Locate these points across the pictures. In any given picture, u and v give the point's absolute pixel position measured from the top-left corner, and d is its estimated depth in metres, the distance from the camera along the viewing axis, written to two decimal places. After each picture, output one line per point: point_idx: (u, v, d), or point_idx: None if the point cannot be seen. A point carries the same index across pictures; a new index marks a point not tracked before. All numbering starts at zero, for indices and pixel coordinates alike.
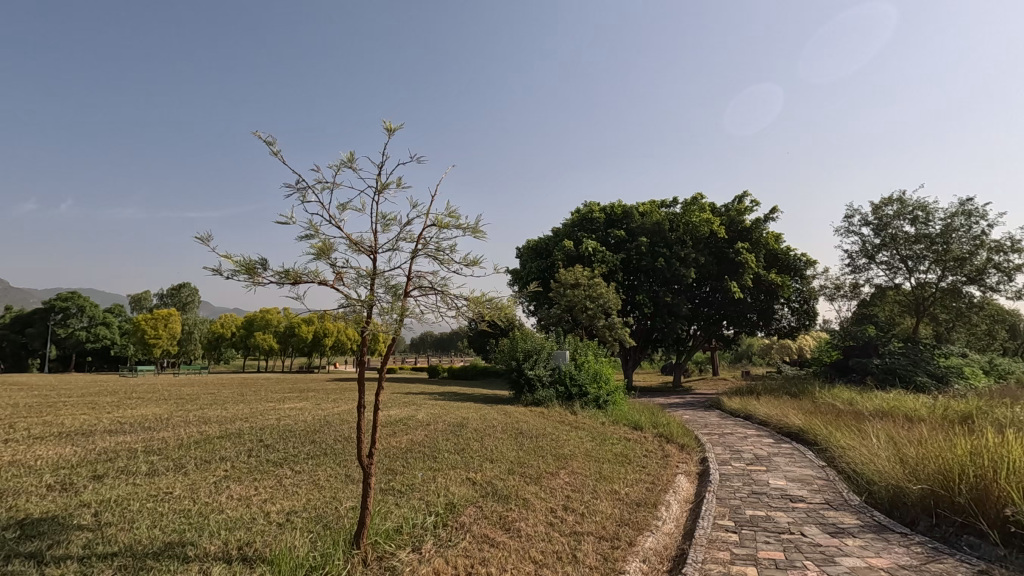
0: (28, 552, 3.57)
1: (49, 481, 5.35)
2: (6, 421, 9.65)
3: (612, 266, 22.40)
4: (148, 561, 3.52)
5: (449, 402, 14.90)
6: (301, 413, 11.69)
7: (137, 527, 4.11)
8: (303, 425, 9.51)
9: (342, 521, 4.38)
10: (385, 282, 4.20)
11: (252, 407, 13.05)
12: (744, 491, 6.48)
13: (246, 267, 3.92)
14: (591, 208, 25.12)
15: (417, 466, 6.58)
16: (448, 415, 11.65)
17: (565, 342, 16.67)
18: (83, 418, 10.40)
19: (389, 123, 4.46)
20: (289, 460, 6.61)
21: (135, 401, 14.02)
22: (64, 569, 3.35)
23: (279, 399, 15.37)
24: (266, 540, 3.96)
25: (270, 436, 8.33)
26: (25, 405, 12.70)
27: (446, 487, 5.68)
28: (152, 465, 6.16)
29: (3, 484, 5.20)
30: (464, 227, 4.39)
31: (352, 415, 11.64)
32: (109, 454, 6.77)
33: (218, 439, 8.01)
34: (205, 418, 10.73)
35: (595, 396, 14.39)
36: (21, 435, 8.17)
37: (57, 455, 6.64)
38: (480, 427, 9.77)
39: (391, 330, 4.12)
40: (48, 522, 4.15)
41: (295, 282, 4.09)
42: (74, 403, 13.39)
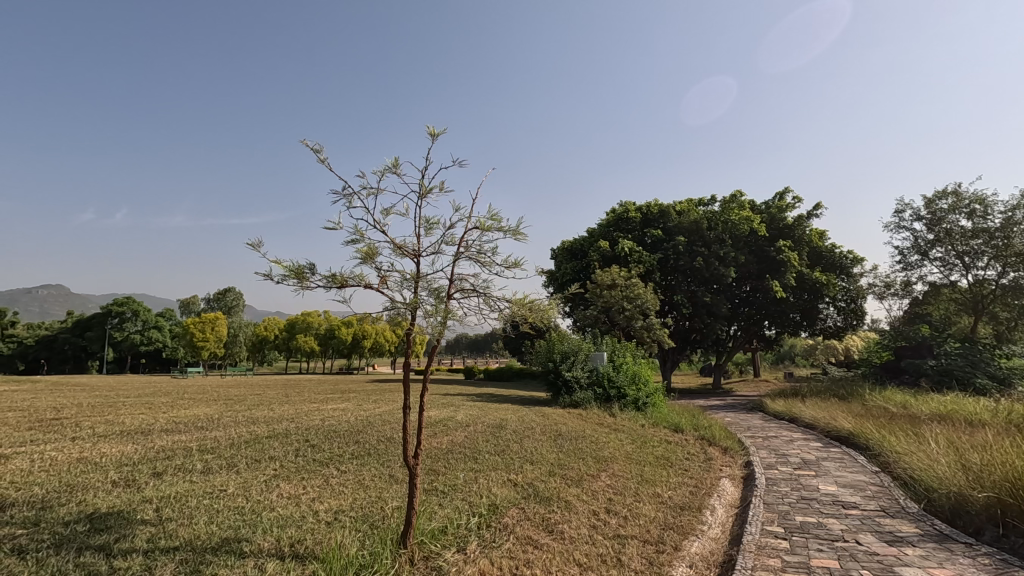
0: (98, 545, 3.77)
1: (114, 478, 5.63)
2: (72, 420, 10.22)
3: (648, 266, 22.09)
4: (207, 556, 3.66)
5: (486, 404, 14.96)
6: (343, 413, 11.97)
7: (195, 523, 4.28)
8: (347, 426, 9.71)
9: (388, 521, 4.45)
10: (428, 285, 4.26)
11: (297, 408, 13.43)
12: (793, 496, 6.29)
13: (296, 272, 4.05)
14: (626, 208, 24.81)
15: (459, 467, 6.65)
16: (487, 417, 11.71)
17: (602, 343, 16.54)
18: (140, 417, 10.89)
19: (433, 129, 4.51)
20: (335, 460, 6.78)
21: (188, 402, 14.58)
22: (132, 562, 3.51)
23: (322, 400, 15.79)
24: (316, 538, 4.06)
25: (316, 436, 8.56)
26: (89, 404, 13.41)
27: (489, 489, 5.70)
28: (207, 464, 6.41)
29: (72, 480, 5.49)
30: (507, 229, 4.42)
31: (393, 415, 11.85)
32: (167, 452, 7.08)
33: (267, 438, 8.27)
34: (253, 418, 11.10)
35: (634, 398, 14.24)
36: (85, 433, 8.61)
37: (120, 452, 6.99)
38: (518, 429, 9.81)
39: (434, 332, 4.18)
40: (115, 516, 4.37)
41: (341, 286, 4.20)
42: (133, 403, 14.05)
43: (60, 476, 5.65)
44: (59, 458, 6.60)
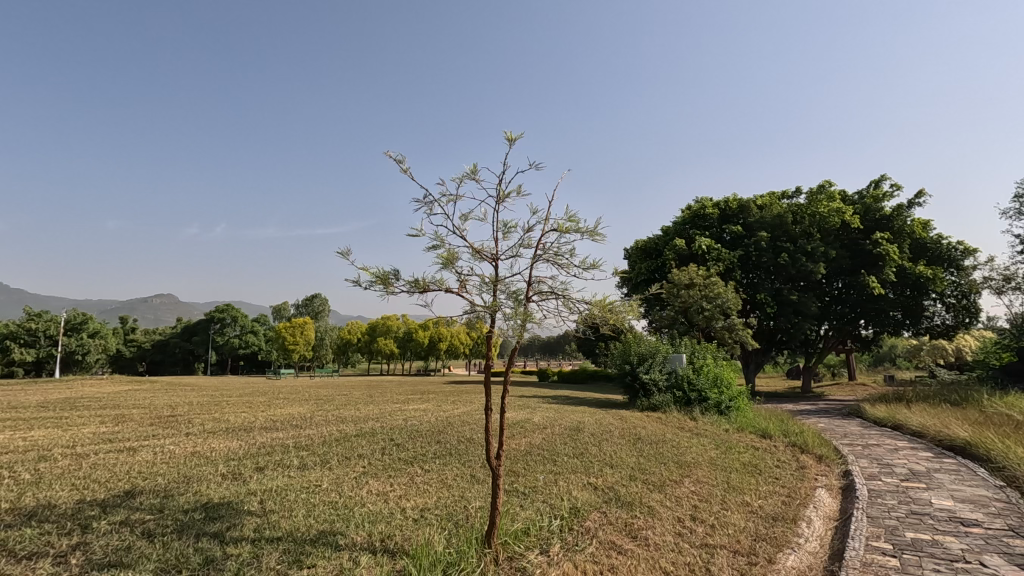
0: (213, 532, 4.12)
1: (223, 471, 6.13)
2: (185, 417, 11.22)
3: (728, 264, 21.17)
4: (308, 547, 3.90)
5: (562, 406, 14.93)
6: (425, 414, 12.35)
7: (295, 515, 4.57)
8: (429, 427, 10.00)
9: (472, 520, 4.54)
10: (507, 289, 4.30)
11: (380, 408, 14.03)
12: (901, 510, 5.78)
13: (382, 278, 4.24)
14: (703, 205, 23.91)
15: (538, 469, 6.66)
16: (564, 419, 11.68)
17: (681, 345, 16.04)
18: (243, 415, 11.79)
19: (509, 135, 4.59)
20: (418, 459, 7.01)
21: (283, 402, 15.60)
22: (242, 549, 3.81)
23: (403, 401, 16.39)
24: (405, 534, 4.22)
25: (400, 435, 8.90)
26: (199, 403, 14.68)
27: (570, 492, 5.66)
28: (302, 460, 6.83)
29: (188, 472, 6.03)
30: (584, 230, 4.40)
31: (472, 416, 12.11)
32: (267, 448, 7.62)
33: (355, 437, 8.70)
34: (342, 417, 11.73)
35: (716, 402, 13.68)
36: (197, 429, 9.45)
37: (228, 448, 7.60)
38: (596, 431, 9.70)
39: (514, 335, 4.23)
40: (225, 506, 4.75)
41: (424, 291, 4.34)
42: (235, 402, 15.23)
43: (179, 468, 6.24)
44: (177, 452, 7.28)
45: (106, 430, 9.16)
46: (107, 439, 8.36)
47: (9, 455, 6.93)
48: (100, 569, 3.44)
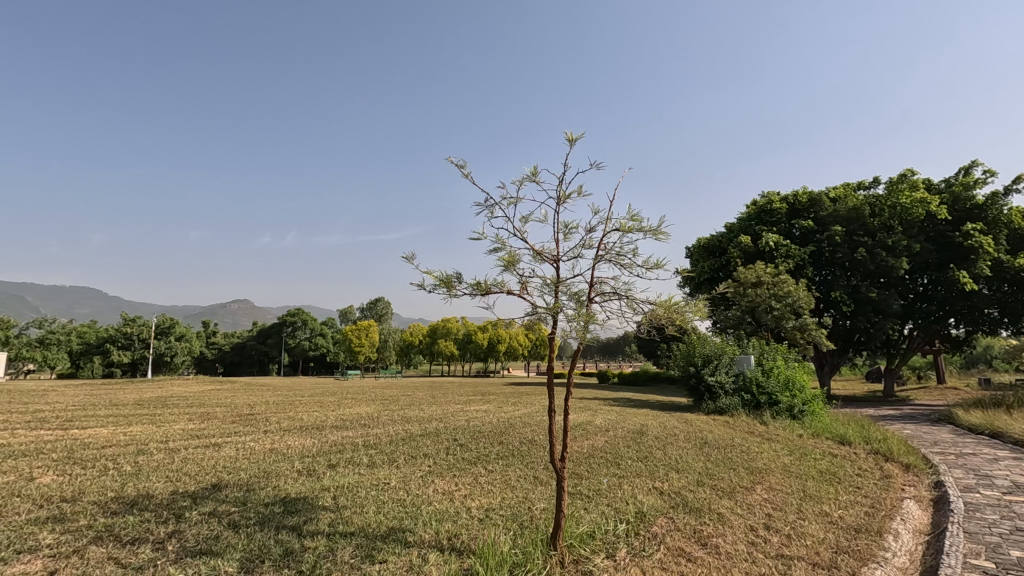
0: (292, 525, 4.33)
1: (299, 467, 6.45)
2: (263, 415, 11.89)
3: (798, 261, 20.15)
4: (379, 543, 4.03)
5: (625, 409, 14.70)
6: (487, 415, 12.50)
7: (366, 511, 4.73)
8: (491, 427, 10.12)
9: (537, 521, 4.55)
10: (568, 290, 4.29)
11: (444, 409, 14.32)
12: (1004, 527, 5.29)
13: (445, 281, 4.33)
14: (770, 199, 22.86)
15: (601, 471, 6.58)
16: (627, 422, 11.50)
17: (748, 346, 15.42)
18: (315, 414, 12.36)
19: (569, 135, 4.58)
20: (481, 459, 7.10)
21: (351, 402, 16.22)
22: (318, 543, 3.99)
23: (465, 402, 16.65)
24: (471, 533, 4.27)
25: (463, 436, 9.05)
26: (275, 402, 15.52)
27: (636, 496, 5.56)
28: (372, 458, 7.07)
29: (267, 467, 6.39)
30: (647, 229, 4.33)
31: (533, 418, 12.13)
32: (338, 446, 7.95)
33: (420, 436, 8.93)
34: (406, 417, 12.06)
35: (788, 406, 13.01)
36: (274, 427, 9.98)
37: (303, 445, 8.00)
38: (661, 435, 9.48)
39: (577, 337, 4.20)
40: (302, 501, 5.00)
41: (485, 293, 4.40)
42: (308, 401, 16.00)
43: (258, 463, 6.62)
44: (257, 448, 7.73)
45: (194, 427, 9.86)
46: (195, 435, 8.99)
47: (112, 448, 7.60)
48: (192, 556, 3.70)
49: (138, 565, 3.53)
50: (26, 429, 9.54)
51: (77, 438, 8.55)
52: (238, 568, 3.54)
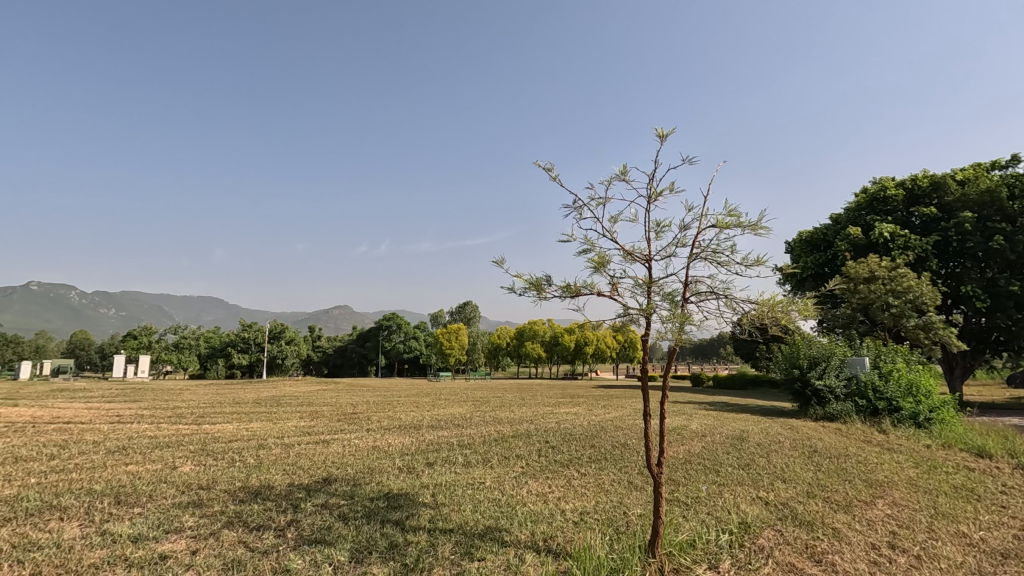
0: (395, 519, 4.56)
1: (400, 465, 6.76)
2: (364, 414, 12.62)
3: (920, 252, 18.25)
4: (477, 540, 4.14)
5: (722, 413, 14.03)
6: (577, 418, 12.44)
7: (463, 510, 4.87)
8: (582, 430, 10.06)
9: (633, 527, 4.45)
10: (661, 290, 4.19)
11: (534, 410, 14.43)
12: None
13: (535, 284, 4.40)
14: (883, 186, 20.85)
15: (700, 478, 6.32)
16: (726, 427, 10.96)
17: (862, 347, 14.15)
18: (412, 414, 12.92)
19: (660, 131, 4.51)
20: (573, 462, 7.06)
21: (444, 403, 16.78)
22: (419, 538, 4.16)
23: (555, 404, 16.65)
24: (566, 536, 4.27)
25: (554, 438, 9.06)
26: (374, 402, 16.42)
27: (738, 505, 5.26)
28: (467, 458, 7.27)
29: (371, 463, 6.76)
30: (746, 225, 4.18)
31: (625, 421, 11.91)
32: (435, 445, 8.25)
33: (512, 438, 9.05)
34: (498, 418, 12.26)
35: (912, 413, 11.79)
36: (375, 426, 10.55)
37: (402, 443, 8.39)
38: (763, 442, 8.94)
39: (671, 338, 4.09)
40: (403, 497, 5.25)
41: (575, 295, 4.42)
42: (404, 402, 16.77)
43: (363, 460, 7.03)
44: (361, 445, 8.21)
45: (304, 424, 10.67)
46: (307, 431, 9.73)
47: (238, 442, 8.41)
48: (309, 544, 3.99)
49: (263, 549, 3.87)
50: (167, 423, 10.78)
51: (209, 432, 9.55)
52: (349, 558, 3.78)
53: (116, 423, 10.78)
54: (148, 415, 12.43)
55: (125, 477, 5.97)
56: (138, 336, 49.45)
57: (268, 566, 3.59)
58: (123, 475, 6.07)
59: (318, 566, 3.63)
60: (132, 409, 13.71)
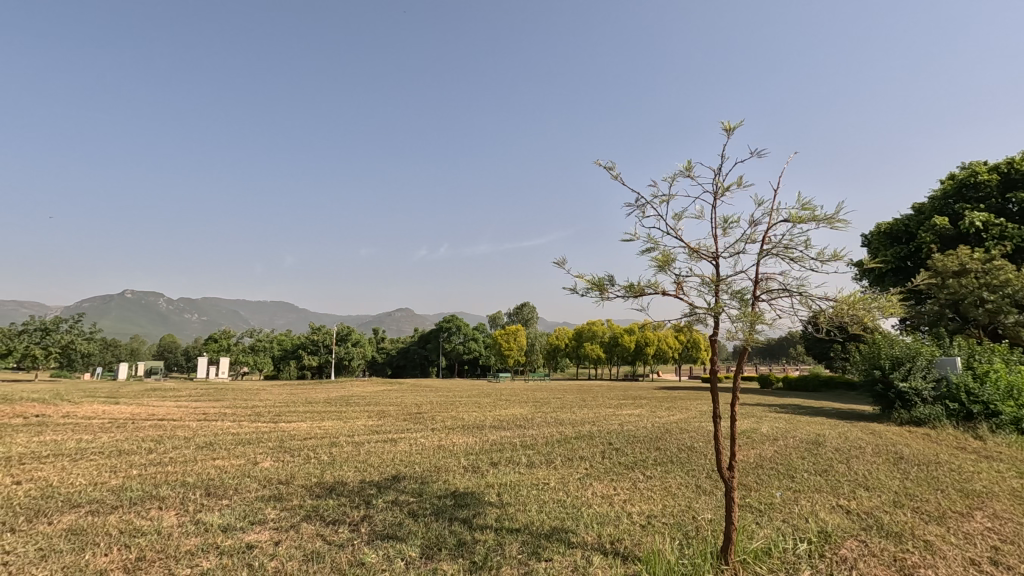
0: (463, 518, 4.65)
1: (465, 464, 6.87)
2: (428, 414, 12.91)
3: (1018, 242, 16.66)
4: (543, 541, 4.14)
5: (795, 416, 13.36)
6: (640, 419, 12.24)
7: (529, 510, 4.90)
8: (646, 432, 9.88)
9: (703, 532, 4.33)
10: (731, 289, 4.07)
11: (596, 412, 14.31)
12: None
13: (597, 284, 4.39)
14: (974, 170, 19.17)
15: (773, 484, 6.05)
16: (799, 430, 10.44)
17: (952, 346, 13.10)
18: (474, 415, 13.11)
19: (727, 123, 4.41)
20: (638, 464, 6.94)
21: (505, 403, 16.91)
22: (486, 537, 4.21)
23: (616, 405, 16.45)
24: (634, 539, 4.21)
25: (617, 440, 8.94)
26: (437, 402, 16.76)
27: (817, 513, 5.00)
28: (530, 458, 7.29)
29: (437, 462, 6.93)
30: (821, 218, 4.00)
31: (690, 423, 11.60)
32: (498, 445, 8.34)
33: (575, 439, 9.01)
34: (559, 419, 12.24)
35: (1013, 418, 10.79)
36: (439, 425, 10.77)
37: (466, 443, 8.53)
38: (842, 447, 8.45)
39: (742, 338, 3.95)
40: (469, 495, 5.35)
41: (639, 295, 4.38)
42: (466, 402, 17.01)
43: (429, 458, 7.22)
44: (428, 444, 8.42)
45: (373, 423, 11.07)
46: (375, 431, 10.08)
47: (312, 440, 8.82)
48: (382, 539, 4.14)
49: (339, 542, 4.05)
50: (248, 421, 11.44)
51: (285, 430, 10.08)
52: (420, 554, 3.89)
53: (203, 420, 11.59)
54: (230, 413, 13.28)
55: (214, 470, 6.40)
56: (219, 339, 52.83)
57: (345, 559, 3.76)
58: (212, 469, 6.51)
59: (391, 561, 3.75)
60: (216, 407, 14.65)
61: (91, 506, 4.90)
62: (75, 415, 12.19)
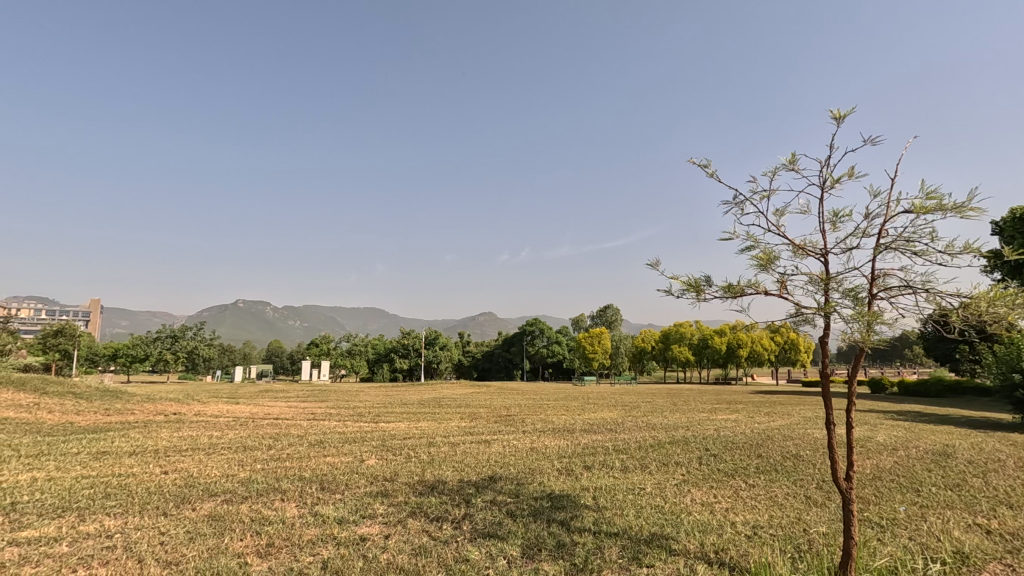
0: (561, 520, 4.69)
1: (559, 466, 6.92)
2: (518, 417, 13.09)
3: None
4: (643, 547, 4.08)
5: (916, 424, 12.18)
6: (737, 425, 11.72)
7: (626, 514, 4.85)
8: (745, 438, 9.42)
9: (817, 546, 4.08)
10: (842, 287, 3.85)
11: (689, 416, 13.84)
12: None
13: (694, 285, 4.36)
14: None
15: (895, 498, 5.55)
16: (922, 440, 9.54)
17: None
18: (564, 418, 13.12)
19: (837, 113, 4.20)
20: (739, 471, 6.64)
21: (593, 406, 16.76)
22: (585, 539, 4.24)
23: (711, 410, 15.81)
24: (740, 550, 4.04)
25: (714, 445, 8.59)
26: (526, 405, 16.93)
27: (949, 532, 4.54)
28: (624, 463, 7.20)
29: (531, 464, 7.03)
30: (950, 208, 3.68)
31: (794, 430, 10.92)
32: (590, 449, 8.30)
33: (668, 443, 8.78)
34: (651, 423, 11.98)
35: None
36: (530, 428, 10.89)
37: (558, 446, 8.56)
38: (976, 459, 7.60)
39: (858, 339, 3.69)
40: (566, 498, 5.38)
41: (738, 295, 4.29)
42: (554, 405, 17.02)
43: (524, 460, 7.33)
44: (519, 446, 8.54)
45: (465, 425, 11.39)
46: (469, 432, 10.40)
47: (412, 440, 9.24)
48: (484, 537, 4.27)
49: (443, 538, 4.23)
50: (352, 421, 12.16)
51: (386, 429, 10.66)
52: (521, 553, 3.97)
53: (311, 419, 12.49)
54: (335, 413, 14.21)
55: (325, 466, 6.89)
56: (319, 343, 56.61)
57: (450, 554, 3.92)
58: (324, 465, 7.01)
59: (494, 559, 3.87)
60: (321, 407, 15.72)
61: (225, 495, 5.46)
62: (204, 413, 13.59)
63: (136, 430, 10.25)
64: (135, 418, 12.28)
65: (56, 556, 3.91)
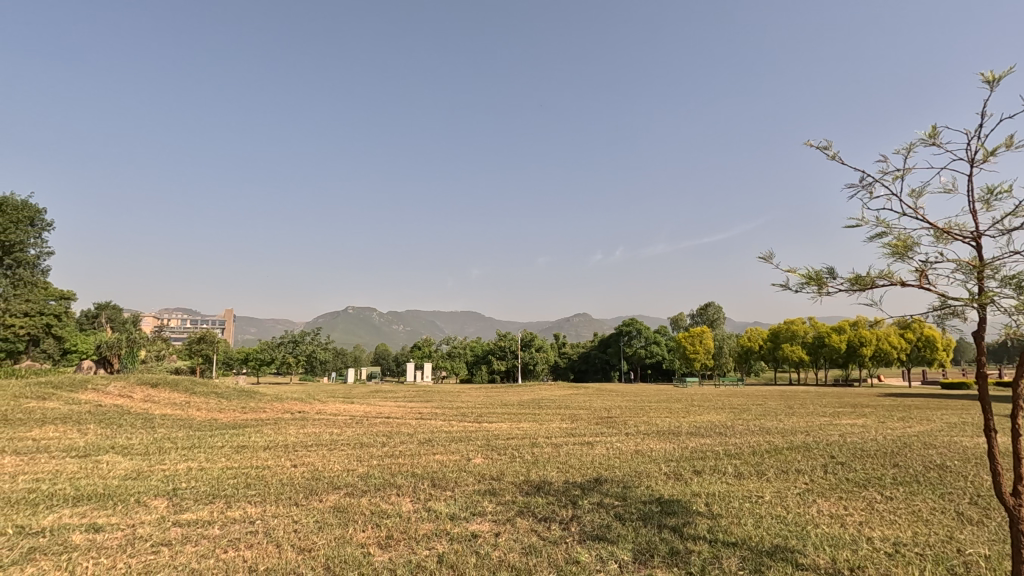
0: (672, 526, 4.52)
1: (667, 470, 6.68)
2: (620, 419, 12.85)
3: None
4: (766, 559, 3.83)
5: None
6: (866, 430, 10.67)
7: (743, 523, 4.58)
8: (878, 445, 8.54)
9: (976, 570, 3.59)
10: (1000, 275, 3.37)
11: (809, 420, 12.82)
12: None
13: (815, 278, 4.02)
14: None
15: None
16: None
17: None
18: (669, 420, 12.69)
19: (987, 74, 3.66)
20: (872, 482, 6.02)
21: (699, 409, 16.06)
22: (701, 547, 4.05)
23: (833, 413, 14.53)
24: (881, 568, 3.66)
25: (841, 453, 7.86)
26: (627, 407, 16.57)
27: None
28: (738, 468, 6.80)
29: (637, 467, 6.84)
30: None
31: (936, 437, 9.73)
32: (699, 453, 7.93)
33: (787, 449, 8.16)
34: (765, 427, 11.24)
35: None
36: (633, 430, 10.63)
37: (665, 449, 8.26)
38: None
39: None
40: (676, 503, 5.18)
41: (867, 287, 3.90)
42: (657, 407, 16.50)
43: (630, 463, 7.16)
44: (623, 449, 8.34)
45: (568, 426, 11.37)
46: (572, 433, 10.36)
47: (515, 440, 9.35)
48: (593, 540, 4.22)
49: (552, 539, 4.23)
50: (457, 421, 12.55)
51: (490, 430, 10.91)
52: (633, 558, 3.87)
53: (420, 419, 13.07)
54: (441, 413, 14.79)
55: (435, 464, 7.18)
56: (422, 346, 59.25)
57: (561, 555, 3.91)
58: (433, 462, 7.29)
59: (605, 562, 3.80)
60: (427, 407, 16.39)
61: (347, 489, 5.87)
62: (324, 411, 14.72)
63: (267, 426, 11.28)
64: (267, 415, 13.56)
65: (210, 537, 4.40)
